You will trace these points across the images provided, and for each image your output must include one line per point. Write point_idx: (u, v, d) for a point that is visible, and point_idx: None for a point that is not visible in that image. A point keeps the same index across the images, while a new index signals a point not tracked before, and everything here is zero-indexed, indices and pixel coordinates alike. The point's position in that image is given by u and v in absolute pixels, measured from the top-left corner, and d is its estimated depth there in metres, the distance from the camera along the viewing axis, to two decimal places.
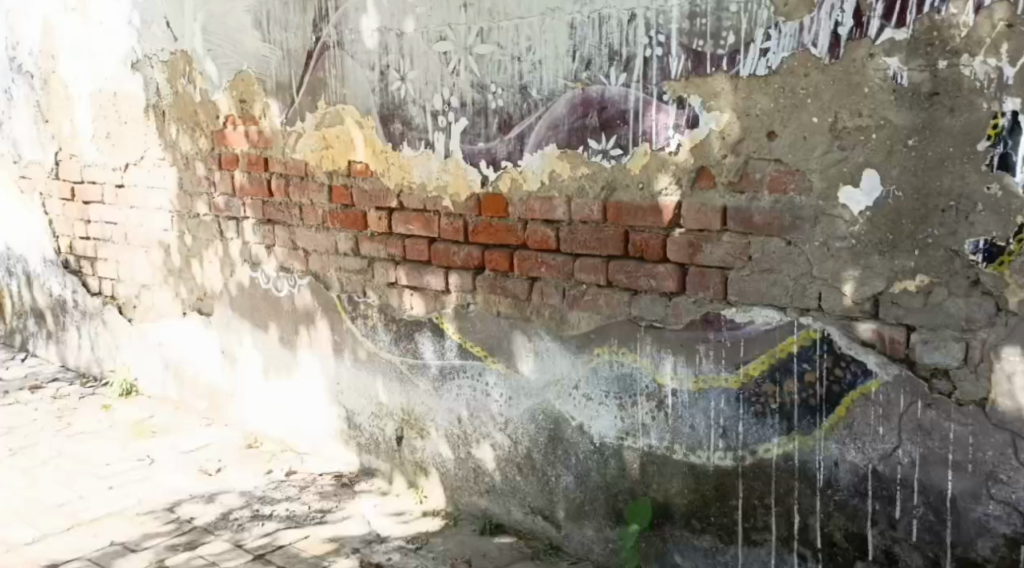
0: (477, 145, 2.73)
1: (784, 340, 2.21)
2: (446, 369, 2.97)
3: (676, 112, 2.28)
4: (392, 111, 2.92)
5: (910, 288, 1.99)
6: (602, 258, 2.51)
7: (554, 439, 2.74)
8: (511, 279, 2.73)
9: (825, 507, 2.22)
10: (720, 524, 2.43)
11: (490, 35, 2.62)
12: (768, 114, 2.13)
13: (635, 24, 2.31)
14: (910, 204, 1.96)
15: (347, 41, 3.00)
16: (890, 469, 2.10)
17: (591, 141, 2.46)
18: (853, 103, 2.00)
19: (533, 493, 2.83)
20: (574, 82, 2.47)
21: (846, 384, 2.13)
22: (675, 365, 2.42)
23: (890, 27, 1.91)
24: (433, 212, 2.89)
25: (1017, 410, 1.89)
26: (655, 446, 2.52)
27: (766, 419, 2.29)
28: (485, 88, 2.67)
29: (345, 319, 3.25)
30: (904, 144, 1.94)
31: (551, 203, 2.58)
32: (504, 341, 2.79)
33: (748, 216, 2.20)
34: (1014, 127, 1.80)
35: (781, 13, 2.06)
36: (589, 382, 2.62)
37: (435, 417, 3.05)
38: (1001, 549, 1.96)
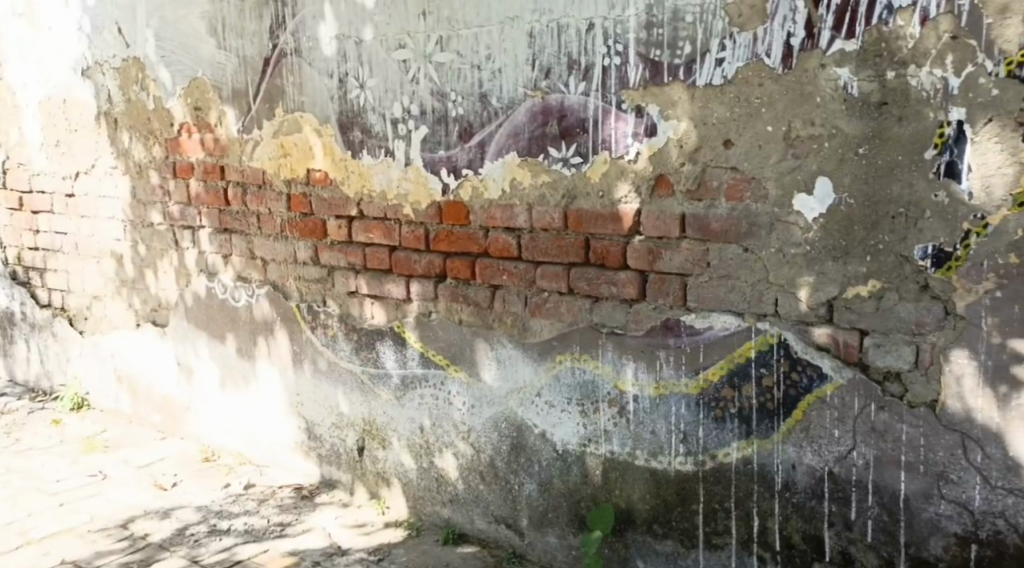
0: (438, 153, 2.72)
1: (742, 345, 2.24)
2: (408, 379, 2.95)
3: (634, 121, 2.30)
4: (351, 118, 2.90)
5: (862, 293, 2.04)
6: (563, 265, 2.52)
7: (517, 446, 2.74)
8: (473, 287, 2.72)
9: (784, 510, 2.26)
10: (682, 529, 2.45)
11: (450, 43, 2.62)
12: (724, 123, 2.16)
13: (593, 33, 2.33)
14: (862, 211, 2.00)
15: (304, 49, 2.97)
16: (846, 471, 2.14)
17: (551, 149, 2.47)
18: (806, 112, 2.04)
19: (496, 501, 2.83)
20: (534, 90, 2.48)
21: (803, 388, 2.17)
22: (636, 371, 2.44)
23: (840, 38, 1.96)
24: (393, 220, 2.87)
25: (966, 411, 1.94)
26: (617, 452, 2.53)
27: (726, 423, 2.32)
28: (445, 96, 2.67)
29: (304, 328, 3.21)
30: (855, 152, 1.99)
31: (512, 211, 2.58)
32: (466, 349, 2.78)
33: (706, 222, 2.23)
34: (959, 136, 1.86)
35: (736, 24, 2.10)
36: (551, 389, 2.62)
37: (397, 427, 3.03)
38: (952, 548, 2.01)
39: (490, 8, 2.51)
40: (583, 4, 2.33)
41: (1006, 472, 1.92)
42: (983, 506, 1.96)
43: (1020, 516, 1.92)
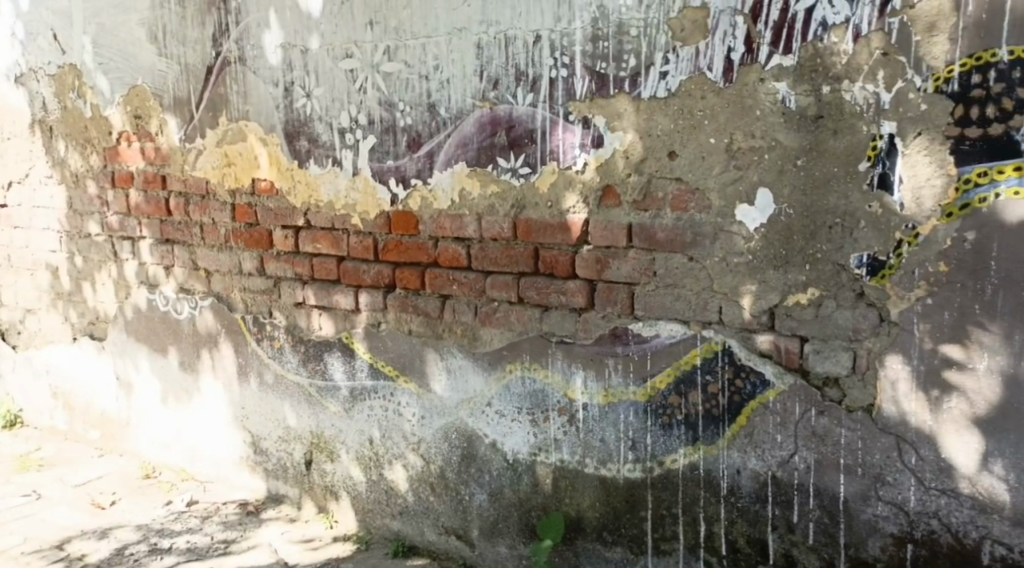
0: (386, 163, 2.71)
1: (688, 353, 2.28)
2: (357, 390, 2.92)
3: (581, 132, 2.33)
4: (297, 128, 2.87)
5: (802, 300, 2.10)
6: (513, 275, 2.53)
7: (467, 457, 2.74)
8: (422, 297, 2.71)
9: (729, 514, 2.30)
10: (631, 536, 2.48)
11: (397, 53, 2.62)
12: (669, 135, 2.20)
13: (540, 45, 2.35)
14: (801, 221, 2.06)
15: (249, 57, 2.93)
16: (789, 475, 2.19)
17: (499, 159, 2.48)
18: (747, 125, 2.09)
19: (446, 512, 2.82)
20: (482, 101, 2.49)
21: (747, 394, 2.21)
22: (586, 380, 2.46)
23: (778, 53, 2.02)
24: (341, 230, 2.85)
25: (901, 415, 2.01)
26: (567, 460, 2.54)
27: (673, 430, 2.35)
28: (393, 106, 2.66)
29: (250, 341, 3.15)
30: (794, 164, 2.05)
31: (462, 221, 2.59)
32: (415, 360, 2.77)
33: (652, 232, 2.26)
34: (891, 149, 1.93)
35: (678, 38, 2.14)
36: (501, 399, 2.62)
37: (345, 439, 3.00)
38: (889, 548, 2.08)
39: (438, 19, 2.52)
40: (530, 16, 2.36)
41: (939, 474, 1.99)
42: (918, 506, 2.03)
43: (952, 516, 1.99)
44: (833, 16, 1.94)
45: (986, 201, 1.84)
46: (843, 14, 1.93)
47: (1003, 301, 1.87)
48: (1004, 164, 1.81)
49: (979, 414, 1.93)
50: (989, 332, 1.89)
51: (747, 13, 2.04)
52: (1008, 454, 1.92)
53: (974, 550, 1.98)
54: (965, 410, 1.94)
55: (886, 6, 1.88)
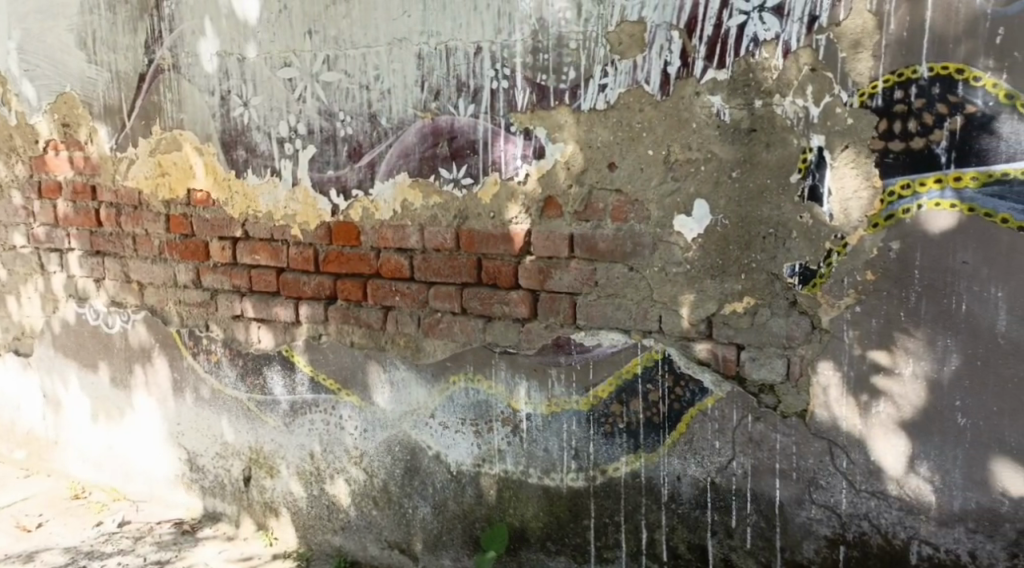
0: (326, 173, 2.68)
1: (629, 362, 2.31)
2: (297, 404, 2.87)
3: (523, 143, 2.34)
4: (234, 137, 2.82)
5: (738, 309, 2.15)
6: (456, 285, 2.52)
7: (410, 470, 2.71)
8: (364, 308, 2.68)
9: (670, 521, 2.33)
10: (575, 545, 2.49)
11: (337, 63, 2.59)
12: (608, 146, 2.23)
13: (481, 56, 2.36)
14: (736, 231, 2.11)
15: (183, 65, 2.87)
16: (727, 481, 2.24)
17: (442, 170, 2.48)
18: (684, 137, 2.13)
19: (390, 526, 2.79)
20: (423, 112, 2.48)
21: (686, 401, 2.25)
22: (529, 390, 2.46)
23: (712, 68, 2.07)
24: (280, 241, 2.80)
25: (832, 420, 2.07)
26: (510, 470, 2.54)
27: (615, 438, 2.37)
28: (333, 116, 2.63)
29: (185, 355, 3.07)
30: (729, 176, 2.10)
31: (404, 231, 2.57)
32: (358, 372, 2.73)
33: (593, 242, 2.29)
34: (820, 161, 1.99)
35: (616, 52, 2.17)
36: (444, 410, 2.61)
37: (286, 454, 2.94)
38: (823, 550, 2.14)
39: (378, 29, 2.50)
40: (470, 28, 2.36)
41: (869, 477, 2.06)
42: (850, 509, 2.09)
43: (882, 517, 2.06)
44: (764, 33, 2.00)
45: (909, 212, 1.92)
46: (773, 30, 1.99)
47: (926, 308, 1.94)
48: (925, 177, 1.89)
49: (905, 418, 2.00)
50: (914, 338, 1.96)
51: (683, 27, 2.09)
52: (933, 457, 1.99)
53: (903, 550, 2.05)
54: (892, 414, 2.01)
55: (813, 23, 1.94)
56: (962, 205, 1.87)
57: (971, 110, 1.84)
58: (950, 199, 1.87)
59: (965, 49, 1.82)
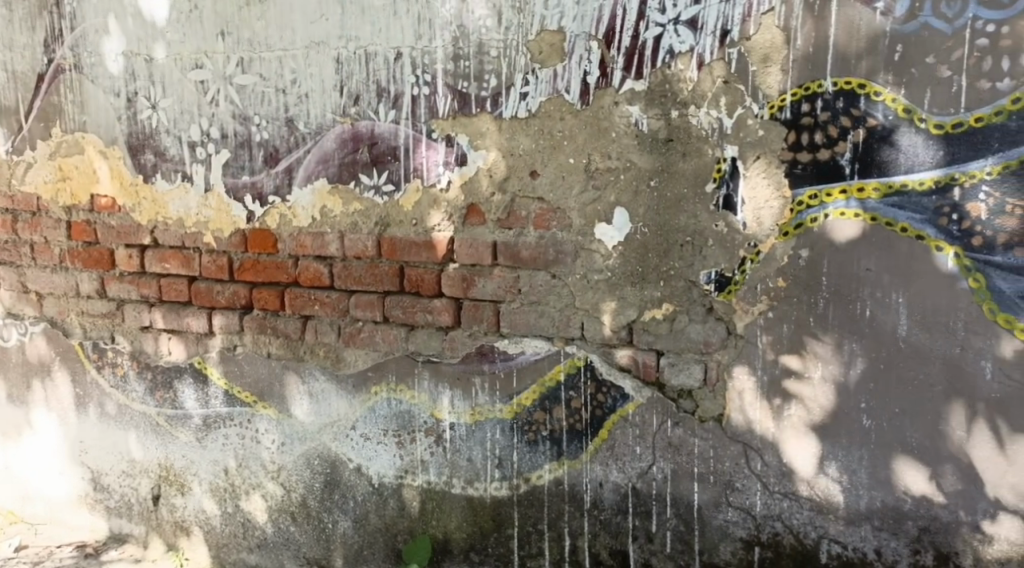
0: (241, 179, 2.60)
1: (552, 369, 2.31)
2: (210, 418, 2.77)
3: (444, 149, 2.32)
4: (142, 141, 2.71)
5: (657, 316, 2.18)
6: (377, 294, 2.47)
7: (330, 484, 2.65)
8: (282, 317, 2.60)
9: (593, 527, 2.35)
10: (497, 555, 2.48)
11: (252, 65, 2.51)
12: (530, 154, 2.23)
13: (401, 62, 2.33)
14: (655, 239, 2.14)
15: (86, 65, 2.73)
16: (647, 486, 2.26)
17: (362, 176, 2.44)
18: (604, 146, 2.15)
19: (308, 542, 2.72)
20: (342, 116, 2.43)
21: (608, 408, 2.26)
22: (453, 399, 2.44)
23: (630, 78, 2.10)
24: (192, 249, 2.70)
25: (747, 423, 2.13)
26: (433, 481, 2.51)
27: (538, 446, 2.37)
28: (248, 120, 2.55)
29: (89, 369, 2.91)
30: (648, 185, 2.13)
31: (323, 238, 2.51)
32: (275, 384, 2.65)
33: (516, 250, 2.28)
34: (733, 171, 2.04)
35: (537, 61, 2.18)
36: (366, 422, 2.56)
37: (197, 470, 2.83)
38: (739, 552, 2.19)
39: (294, 32, 2.44)
40: (390, 33, 2.33)
41: (782, 478, 2.12)
42: (764, 510, 2.15)
43: (794, 518, 2.12)
44: (679, 45, 2.04)
45: (817, 221, 1.98)
46: (688, 43, 2.03)
47: (834, 314, 2.01)
48: (831, 187, 1.96)
49: (815, 420, 2.07)
50: (823, 343, 2.03)
51: (601, 38, 2.11)
52: (841, 457, 2.06)
53: (814, 549, 2.12)
54: (803, 416, 2.08)
55: (725, 37, 2.00)
56: (865, 214, 1.94)
57: (873, 123, 1.91)
58: (855, 209, 1.95)
59: (867, 64, 1.89)
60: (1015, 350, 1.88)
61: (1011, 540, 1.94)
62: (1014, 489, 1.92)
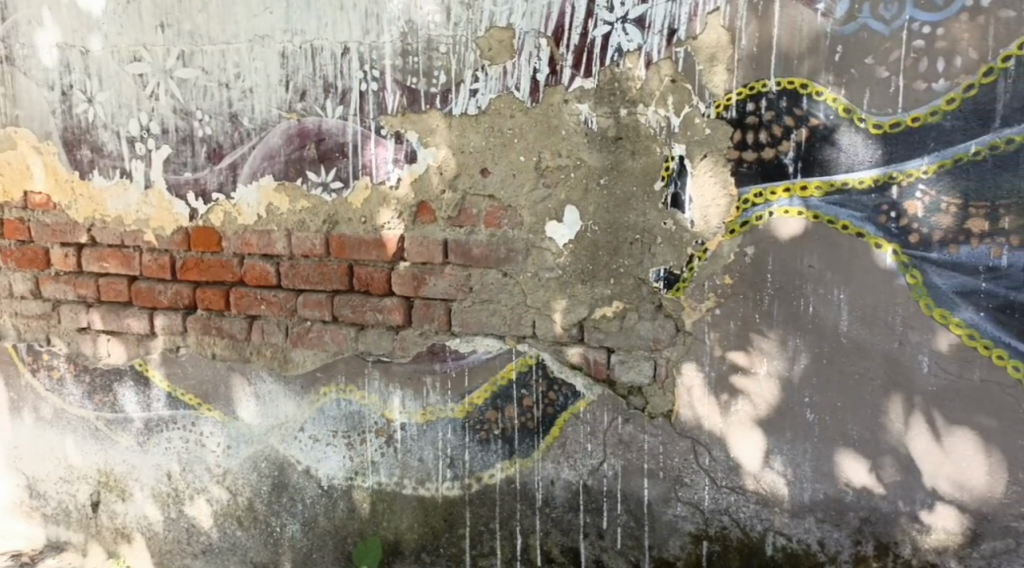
0: (183, 176, 2.53)
1: (503, 368, 2.30)
2: (152, 422, 2.69)
3: (393, 146, 2.29)
4: (78, 136, 2.61)
5: (608, 314, 2.19)
6: (326, 293, 2.43)
7: (277, 487, 2.60)
8: (227, 318, 2.54)
9: (544, 525, 2.35)
10: (449, 555, 2.46)
11: (193, 59, 2.45)
12: (480, 151, 2.21)
13: (348, 57, 2.29)
14: (605, 237, 2.15)
15: (18, 57, 2.62)
16: (598, 483, 2.27)
17: (309, 173, 2.39)
18: (554, 143, 2.15)
19: (255, 547, 2.66)
20: (288, 112, 2.38)
21: (559, 406, 2.27)
22: (404, 400, 2.41)
23: (579, 76, 2.10)
24: (132, 248, 2.62)
25: (695, 419, 2.16)
26: (383, 482, 2.48)
27: (490, 445, 2.36)
28: (190, 115, 2.49)
29: (23, 372, 2.80)
30: (597, 183, 2.13)
31: (270, 236, 2.46)
32: (220, 386, 2.59)
33: (466, 248, 2.26)
34: (681, 170, 2.06)
35: (486, 57, 2.16)
36: (315, 423, 2.51)
37: (139, 475, 2.75)
38: (687, 546, 2.21)
39: (238, 25, 2.39)
40: (336, 28, 2.29)
41: (729, 472, 2.15)
42: (711, 505, 2.17)
43: (741, 511, 2.15)
44: (627, 43, 2.05)
45: (762, 219, 2.01)
46: (635, 41, 2.04)
47: (779, 311, 2.04)
48: (775, 186, 2.00)
49: (761, 415, 2.10)
50: (768, 339, 2.06)
51: (550, 35, 2.11)
52: (786, 451, 2.10)
53: (760, 542, 2.15)
54: (749, 411, 2.11)
55: (672, 36, 2.01)
56: (808, 212, 1.98)
57: (815, 123, 1.95)
58: (798, 207, 1.99)
59: (809, 65, 1.93)
60: (950, 344, 1.93)
61: (948, 529, 1.99)
62: (950, 479, 1.98)
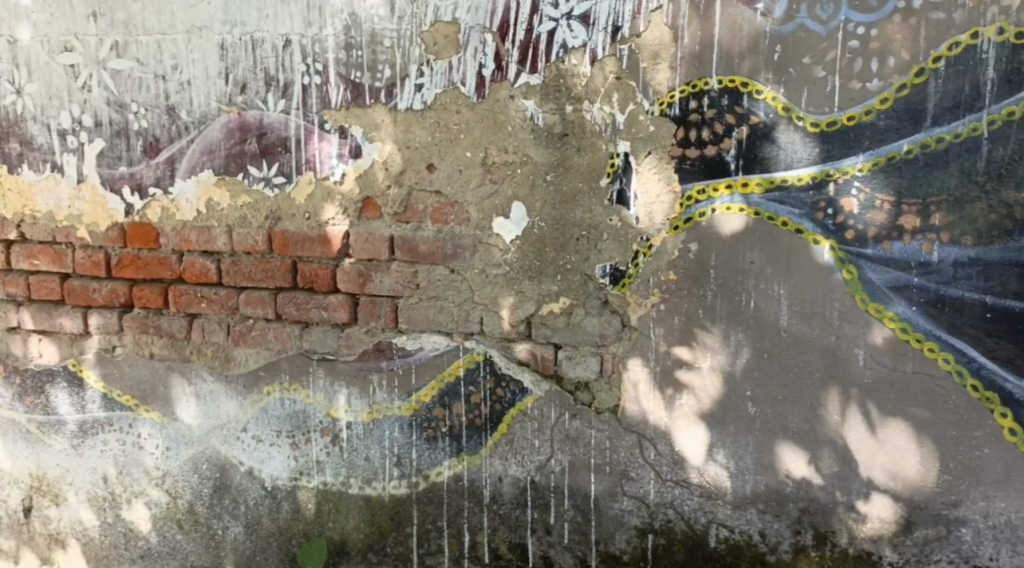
0: (118, 170, 2.45)
1: (450, 365, 2.29)
2: (87, 424, 2.60)
3: (338, 141, 2.26)
4: (5, 128, 2.50)
5: (555, 310, 2.19)
6: (268, 291, 2.38)
7: (219, 489, 2.54)
8: (166, 316, 2.47)
9: (492, 522, 2.35)
10: (396, 554, 2.44)
11: (128, 49, 2.37)
12: (426, 147, 2.19)
13: (290, 50, 2.25)
14: (551, 233, 2.15)
15: None
16: (546, 478, 2.28)
17: (250, 168, 2.34)
18: (500, 139, 2.14)
19: (197, 550, 2.60)
20: (228, 105, 2.33)
21: (507, 402, 2.26)
22: (349, 398, 2.38)
23: (525, 72, 2.09)
24: (64, 245, 2.53)
25: (641, 414, 2.18)
26: (329, 482, 2.45)
27: (437, 442, 2.34)
28: (124, 107, 2.41)
29: None
30: (544, 179, 2.13)
31: (210, 233, 2.40)
32: (158, 386, 2.51)
33: (413, 244, 2.24)
34: (626, 167, 2.08)
35: (431, 52, 2.14)
36: (258, 423, 2.46)
37: (73, 479, 2.65)
38: (633, 540, 2.24)
39: (174, 16, 2.31)
40: (277, 19, 2.24)
41: (674, 466, 2.18)
42: (657, 498, 2.20)
43: (685, 504, 2.18)
44: (572, 40, 2.05)
45: (705, 215, 2.05)
46: (580, 38, 2.05)
47: (721, 306, 2.07)
48: (717, 183, 2.03)
49: (705, 409, 2.13)
50: (711, 334, 2.09)
51: (495, 31, 2.10)
52: (728, 444, 2.13)
53: (703, 534, 2.18)
54: (694, 405, 2.14)
55: (616, 34, 2.02)
56: (749, 209, 2.02)
57: (755, 121, 1.99)
58: (739, 204, 2.02)
59: (749, 64, 1.96)
60: (884, 338, 1.98)
61: (883, 518, 2.05)
62: (884, 469, 2.03)
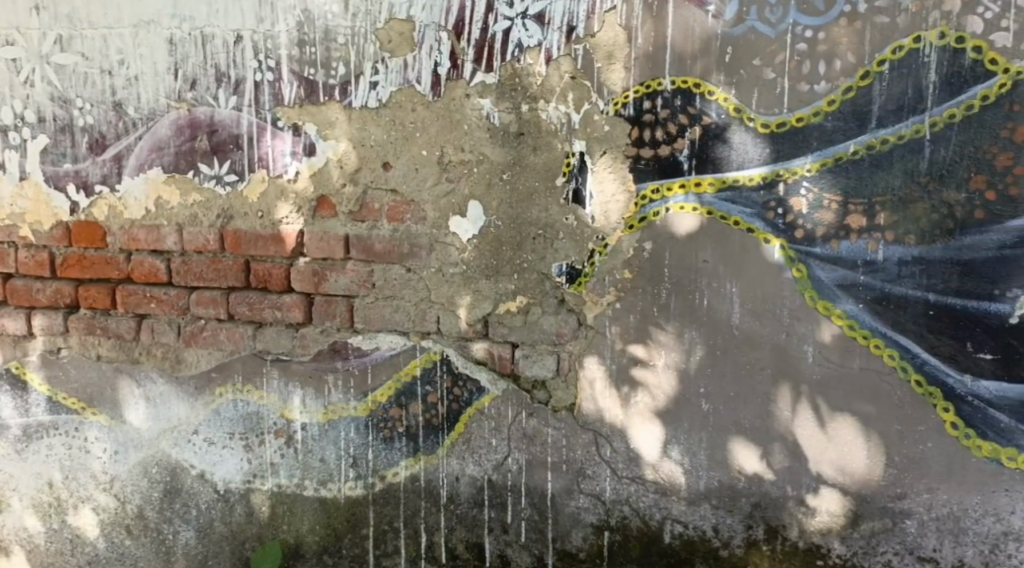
0: (62, 167, 2.38)
1: (407, 364, 2.27)
2: (31, 428, 2.52)
3: (291, 139, 2.23)
4: None
5: (511, 309, 2.20)
6: (220, 291, 2.33)
7: (170, 493, 2.48)
8: (113, 317, 2.40)
9: (449, 522, 2.34)
10: (352, 556, 2.42)
11: (72, 44, 2.30)
12: (382, 145, 2.18)
13: (241, 45, 2.21)
14: (508, 232, 2.15)
15: None
16: (503, 477, 2.28)
17: (201, 166, 2.29)
18: (456, 138, 2.13)
19: (146, 556, 2.54)
20: (177, 102, 2.27)
21: (464, 401, 2.26)
22: (304, 399, 2.35)
23: (480, 70, 2.09)
24: (6, 244, 2.45)
25: (598, 412, 2.19)
26: (284, 484, 2.41)
27: (394, 442, 2.32)
28: (69, 103, 2.34)
29: None
30: (500, 177, 2.13)
31: (159, 231, 2.35)
32: (106, 389, 2.45)
33: (368, 243, 2.22)
34: (582, 166, 2.09)
35: (386, 49, 2.13)
36: (210, 425, 2.42)
37: (17, 485, 2.57)
38: (590, 537, 2.25)
39: (120, 10, 2.26)
40: (228, 14, 2.20)
41: (630, 463, 2.19)
42: (613, 495, 2.22)
43: (640, 501, 2.20)
44: (527, 39, 2.05)
45: (659, 214, 2.07)
46: (535, 37, 2.05)
47: (676, 304, 2.10)
48: (671, 182, 2.05)
49: (660, 406, 2.15)
50: (665, 332, 2.12)
51: (451, 29, 2.09)
52: (683, 441, 2.16)
53: (658, 530, 2.21)
54: (649, 403, 2.16)
55: (571, 33, 2.03)
56: (702, 208, 2.04)
57: (707, 122, 2.01)
58: (693, 203, 2.05)
59: (700, 65, 1.98)
60: (833, 336, 2.02)
61: (832, 512, 2.09)
62: (833, 464, 2.07)
